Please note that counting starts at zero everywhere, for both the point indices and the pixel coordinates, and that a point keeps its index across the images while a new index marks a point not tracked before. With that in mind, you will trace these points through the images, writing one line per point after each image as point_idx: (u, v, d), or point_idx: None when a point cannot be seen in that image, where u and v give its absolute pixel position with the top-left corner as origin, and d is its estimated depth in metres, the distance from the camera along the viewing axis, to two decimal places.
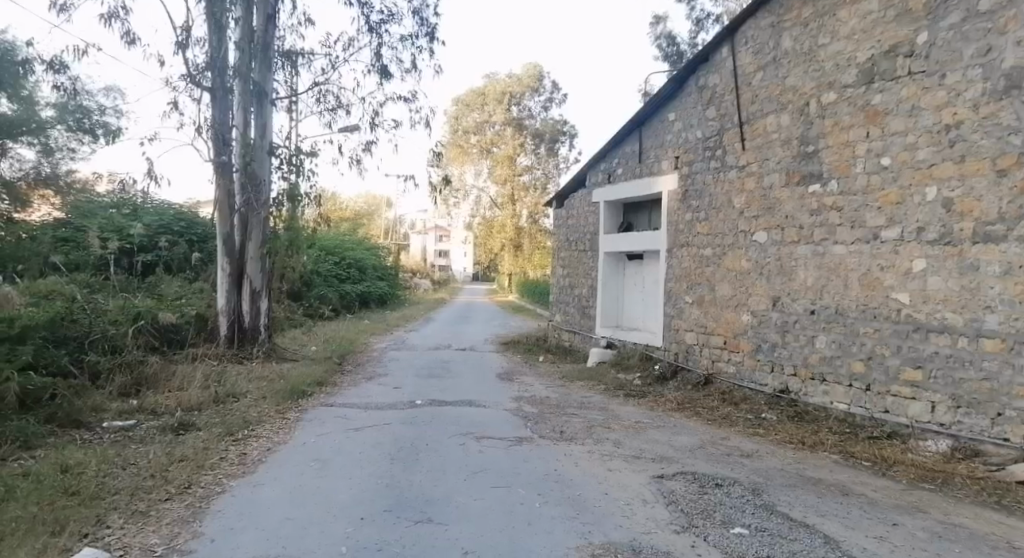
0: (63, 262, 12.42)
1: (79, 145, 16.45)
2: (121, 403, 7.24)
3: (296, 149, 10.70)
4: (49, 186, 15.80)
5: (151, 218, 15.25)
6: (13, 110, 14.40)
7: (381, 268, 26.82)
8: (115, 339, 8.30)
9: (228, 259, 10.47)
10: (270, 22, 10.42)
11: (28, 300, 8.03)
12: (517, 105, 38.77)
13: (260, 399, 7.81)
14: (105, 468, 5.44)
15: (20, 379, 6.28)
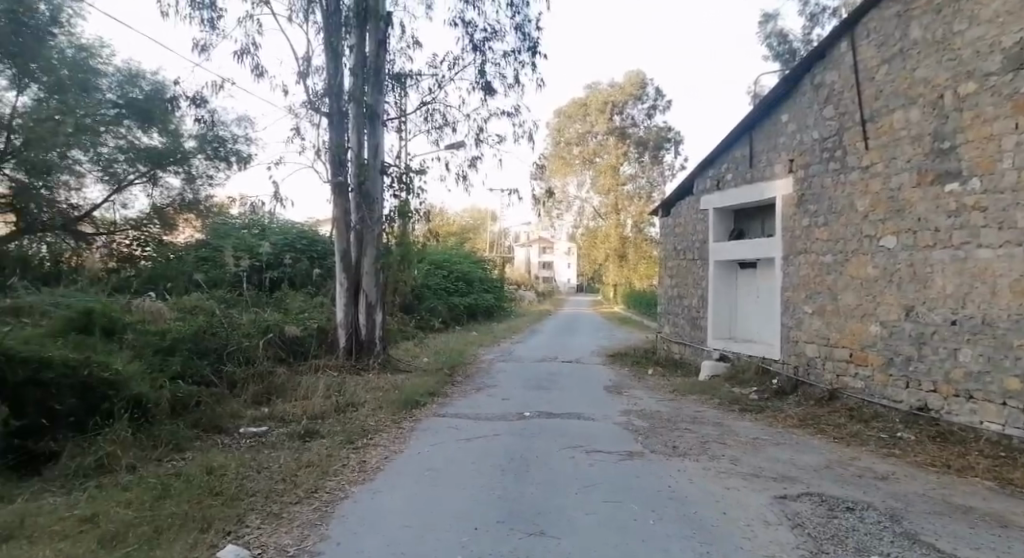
0: (204, 279, 13.75)
1: (217, 172, 19.56)
2: (255, 411, 7.81)
3: (406, 168, 11.14)
4: (192, 211, 19.03)
5: (277, 235, 16.40)
6: (164, 143, 17.81)
7: (488, 281, 27.33)
8: (248, 350, 8.98)
9: (346, 274, 11.02)
10: (380, 48, 10.82)
11: (174, 314, 8.88)
12: (619, 113, 38.44)
13: (377, 408, 8.16)
14: (243, 471, 5.88)
15: (171, 387, 7.05)
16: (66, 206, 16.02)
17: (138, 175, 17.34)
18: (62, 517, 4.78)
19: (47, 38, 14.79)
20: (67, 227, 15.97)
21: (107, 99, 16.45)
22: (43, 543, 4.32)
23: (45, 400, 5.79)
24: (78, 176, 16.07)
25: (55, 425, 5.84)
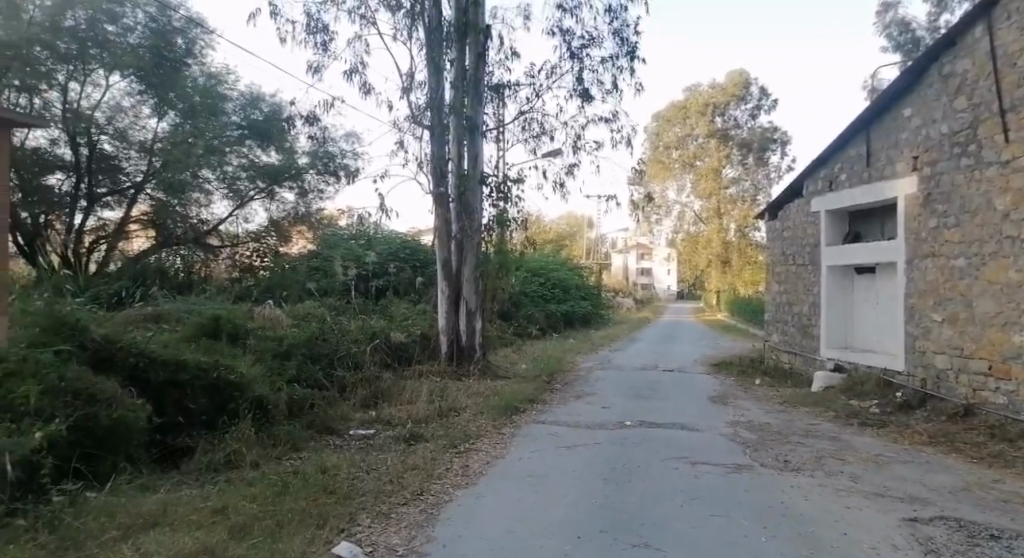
0: (315, 287, 14.66)
1: (326, 186, 21.32)
2: (363, 414, 8.14)
3: (504, 177, 11.31)
4: (304, 223, 20.84)
5: (382, 245, 17.10)
6: (280, 160, 19.83)
7: (584, 288, 27.27)
8: (356, 355, 9.41)
9: (447, 282, 11.31)
10: (480, 60, 11.09)
11: (291, 321, 9.47)
12: (721, 115, 37.44)
13: (478, 414, 8.30)
14: (354, 471, 6.14)
15: (288, 390, 7.51)
16: (197, 221, 18.24)
17: (257, 191, 19.51)
18: (197, 508, 5.18)
19: (183, 68, 17.45)
20: (198, 241, 18.12)
21: (232, 122, 18.79)
22: (182, 531, 4.69)
23: (180, 400, 6.39)
24: (208, 193, 18.46)
25: (190, 423, 6.41)
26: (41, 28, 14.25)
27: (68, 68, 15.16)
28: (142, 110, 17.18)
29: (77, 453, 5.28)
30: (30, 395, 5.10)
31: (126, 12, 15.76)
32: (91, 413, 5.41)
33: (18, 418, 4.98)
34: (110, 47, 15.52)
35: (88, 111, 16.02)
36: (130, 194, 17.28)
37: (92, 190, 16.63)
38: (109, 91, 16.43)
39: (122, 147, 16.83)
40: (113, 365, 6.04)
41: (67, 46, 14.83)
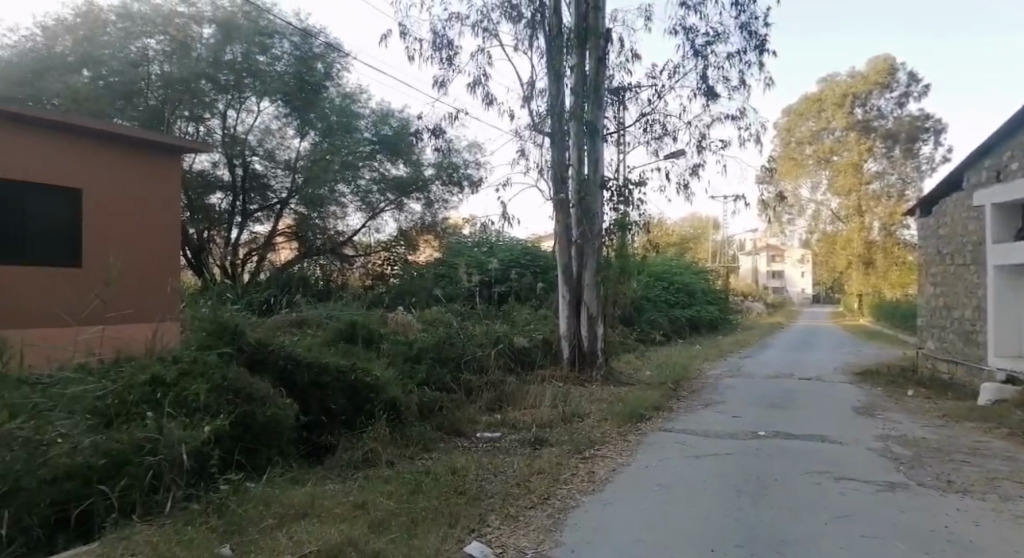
0: (442, 294, 15.43)
1: (451, 196, 22.17)
2: (489, 417, 8.32)
3: (625, 181, 11.21)
4: (430, 233, 22.06)
5: (504, 252, 17.46)
6: (407, 172, 20.99)
7: (710, 293, 26.39)
8: (481, 359, 9.69)
9: (568, 288, 11.41)
10: (601, 64, 10.90)
11: (421, 326, 10.09)
12: (862, 105, 34.72)
13: (603, 420, 8.23)
14: (481, 473, 6.30)
15: (418, 393, 7.87)
16: (334, 232, 20.35)
17: (388, 203, 20.85)
18: (341, 502, 5.52)
19: (323, 91, 19.21)
20: (336, 251, 20.48)
21: (365, 138, 19.96)
22: (329, 522, 5.02)
23: (323, 399, 6.88)
24: (343, 206, 20.22)
25: (332, 422, 6.88)
26: (206, 63, 17.21)
27: (227, 97, 17.87)
28: (287, 130, 19.23)
29: (238, 447, 5.93)
30: (200, 392, 5.83)
31: (274, 43, 18.21)
32: (249, 410, 6.05)
33: (192, 413, 5.74)
34: (261, 76, 17.95)
35: (243, 135, 18.49)
36: (277, 208, 19.49)
37: (247, 206, 19.12)
38: (260, 116, 18.74)
39: (270, 167, 19.20)
40: (266, 366, 6.68)
41: (227, 77, 17.58)
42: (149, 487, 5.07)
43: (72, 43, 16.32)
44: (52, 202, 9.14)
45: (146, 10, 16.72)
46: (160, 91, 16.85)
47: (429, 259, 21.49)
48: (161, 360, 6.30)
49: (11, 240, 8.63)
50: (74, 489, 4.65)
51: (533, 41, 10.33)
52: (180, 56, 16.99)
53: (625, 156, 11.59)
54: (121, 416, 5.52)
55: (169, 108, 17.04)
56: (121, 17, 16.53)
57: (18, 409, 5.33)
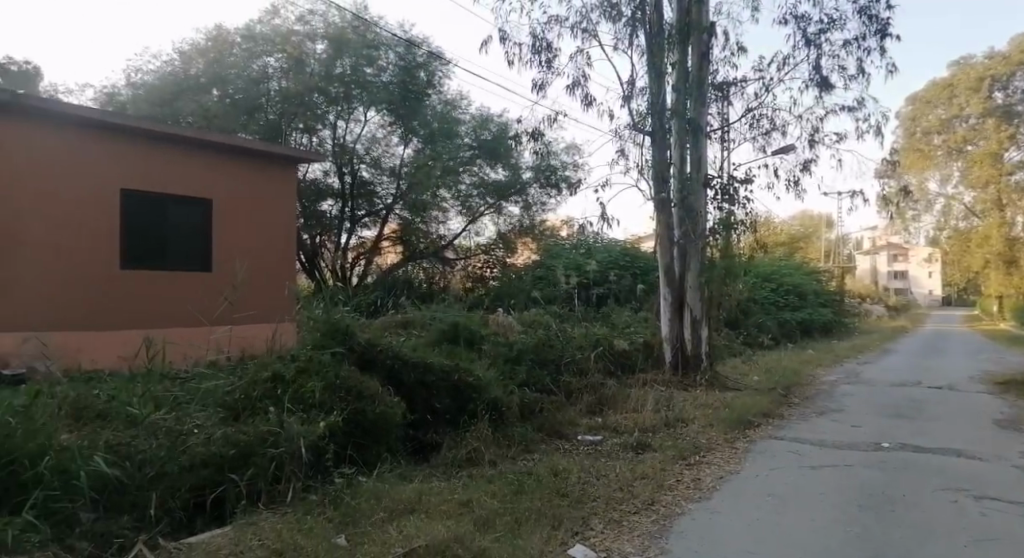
0: (540, 296, 15.61)
1: (549, 198, 22.44)
2: (590, 420, 8.27)
3: (730, 178, 10.84)
4: (529, 235, 22.25)
5: (602, 253, 17.37)
6: (506, 175, 21.31)
7: (823, 295, 25.04)
8: (581, 362, 9.65)
9: (670, 290, 11.19)
10: (704, 58, 10.78)
11: (521, 328, 10.21)
12: (1002, 86, 28.58)
13: (708, 426, 7.98)
14: (584, 476, 6.24)
15: (519, 394, 7.97)
16: (437, 237, 20.78)
17: (487, 206, 21.16)
18: (446, 499, 5.66)
19: (425, 99, 19.95)
20: (438, 255, 21.00)
21: (465, 143, 20.50)
22: (436, 518, 5.16)
23: (428, 398, 7.11)
24: (444, 210, 20.61)
25: (437, 421, 7.10)
26: (318, 77, 18.43)
27: (336, 108, 18.89)
28: (391, 139, 19.99)
29: (350, 442, 6.23)
30: (315, 389, 6.16)
31: (380, 54, 19.16)
32: (359, 408, 6.32)
33: (308, 409, 6.07)
34: (368, 87, 18.87)
35: (351, 145, 19.36)
36: (383, 214, 20.19)
37: (355, 213, 19.88)
38: (367, 125, 19.62)
39: (376, 174, 19.86)
40: (375, 365, 6.94)
41: (337, 89, 18.63)
42: (272, 476, 5.47)
43: (203, 65, 18.42)
44: (188, 212, 9.98)
45: (267, 30, 18.50)
46: (278, 105, 18.25)
47: (527, 262, 22.02)
48: (281, 358, 6.67)
49: (151, 248, 9.49)
50: (208, 476, 5.09)
51: (634, 39, 10.13)
52: (296, 71, 18.27)
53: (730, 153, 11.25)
54: (247, 410, 5.94)
55: (286, 121, 18.41)
56: (245, 38, 18.42)
57: (161, 401, 5.92)
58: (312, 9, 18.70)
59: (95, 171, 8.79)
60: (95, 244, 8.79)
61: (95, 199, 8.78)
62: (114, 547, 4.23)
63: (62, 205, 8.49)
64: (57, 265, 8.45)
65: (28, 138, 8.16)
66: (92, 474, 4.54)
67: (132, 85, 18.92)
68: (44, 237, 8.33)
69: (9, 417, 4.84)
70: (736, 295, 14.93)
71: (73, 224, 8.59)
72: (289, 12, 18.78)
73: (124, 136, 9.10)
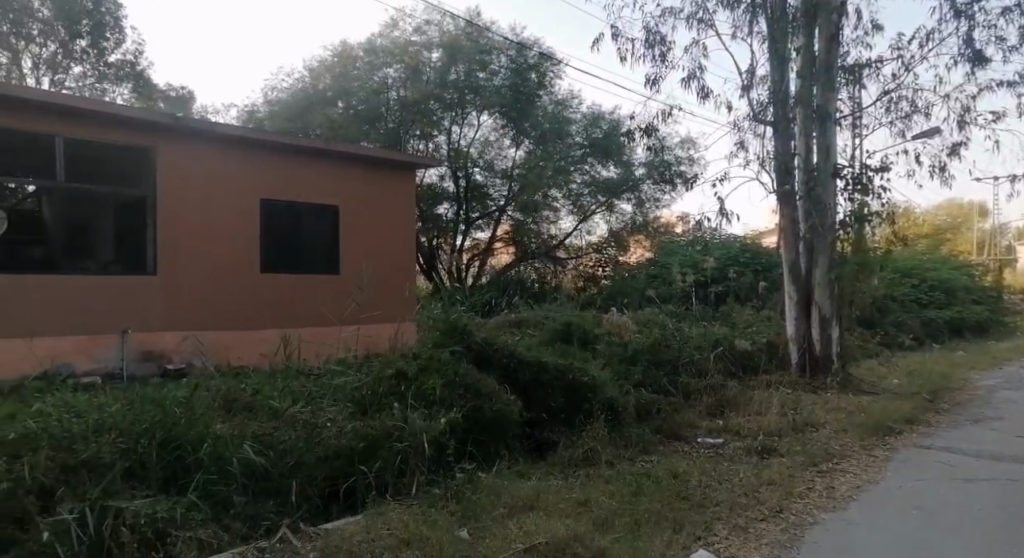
0: (655, 295, 15.35)
1: (662, 195, 22.25)
2: (710, 422, 8.01)
3: (863, 167, 10.09)
4: (642, 233, 22.33)
5: (720, 250, 16.86)
6: (618, 173, 21.26)
7: (976, 291, 22.78)
8: (700, 363, 9.36)
9: (796, 287, 10.74)
10: (833, 41, 10.06)
11: (636, 327, 10.10)
12: None
13: (842, 432, 7.50)
14: (705, 480, 6.02)
15: (635, 395, 7.89)
16: (548, 237, 21.04)
17: (599, 205, 21.14)
18: (564, 498, 5.67)
19: (536, 100, 20.16)
20: (550, 254, 21.20)
21: (576, 142, 20.60)
22: (554, 516, 5.18)
23: (544, 397, 7.17)
24: (556, 210, 20.78)
25: (553, 420, 7.14)
26: (434, 84, 19.21)
27: (451, 114, 19.51)
28: (504, 141, 20.32)
29: (470, 439, 6.41)
30: (435, 387, 6.39)
31: (492, 59, 19.69)
32: (478, 405, 6.48)
33: (430, 405, 6.31)
34: (481, 91, 19.39)
35: (465, 148, 19.82)
36: (496, 216, 20.50)
37: (469, 217, 20.30)
38: (480, 128, 20.05)
39: (489, 177, 20.13)
40: (492, 364, 7.09)
41: (451, 95, 19.29)
42: (398, 470, 5.71)
43: (330, 80, 19.77)
44: (319, 221, 10.68)
45: (386, 43, 19.63)
46: (397, 113, 19.21)
47: (639, 261, 22.15)
48: (404, 356, 6.96)
49: (287, 254, 10.24)
50: (341, 467, 5.44)
51: (755, 25, 9.75)
52: (414, 80, 19.24)
53: (863, 141, 10.52)
54: (373, 405, 6.27)
55: (404, 129, 19.28)
56: (367, 52, 19.63)
57: (299, 395, 6.38)
58: (428, 19, 19.59)
59: (237, 184, 9.59)
60: (241, 252, 9.62)
61: (239, 212, 9.61)
62: (262, 528, 4.71)
63: (213, 218, 9.35)
64: (210, 273, 9.33)
65: (184, 157, 9.03)
66: (242, 462, 5.03)
67: (269, 102, 20.64)
68: (199, 247, 9.21)
69: (176, 407, 5.39)
70: (870, 292, 13.97)
71: (221, 234, 9.43)
72: (407, 24, 19.79)
73: (261, 150, 9.85)
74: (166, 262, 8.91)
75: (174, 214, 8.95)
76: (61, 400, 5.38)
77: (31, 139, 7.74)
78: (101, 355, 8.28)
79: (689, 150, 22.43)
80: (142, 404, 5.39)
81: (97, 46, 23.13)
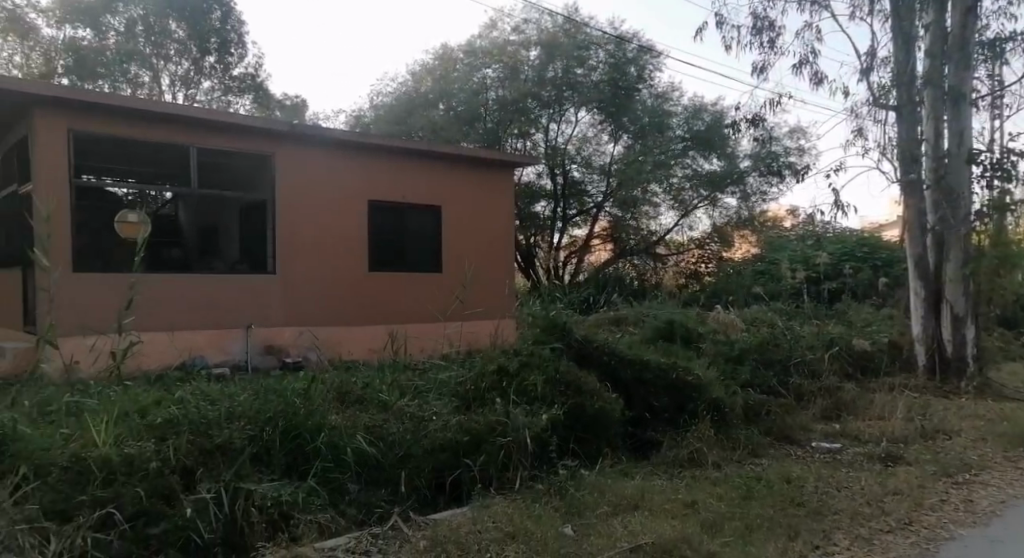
0: (763, 292, 14.80)
1: (769, 188, 21.26)
2: (826, 425, 7.63)
3: (1005, 151, 9.20)
4: (747, 227, 21.70)
5: (834, 245, 16.08)
6: (720, 166, 20.49)
7: None
8: (813, 363, 8.93)
9: (923, 284, 10.02)
10: (970, 15, 9.32)
11: (744, 326, 9.79)
12: None
13: (980, 441, 6.91)
14: (822, 486, 5.73)
15: (743, 395, 7.63)
16: (648, 232, 20.69)
17: (702, 200, 20.58)
18: (670, 499, 5.55)
19: (635, 94, 19.90)
20: (649, 251, 20.84)
21: (677, 135, 20.11)
22: (660, 517, 5.08)
23: (647, 396, 7.07)
24: (656, 205, 20.43)
25: (656, 419, 7.02)
26: (532, 83, 19.37)
27: (549, 111, 19.64)
28: (603, 137, 20.19)
29: (572, 436, 6.40)
30: (537, 383, 6.44)
31: (590, 54, 19.66)
32: (580, 402, 6.45)
33: (532, 401, 6.37)
34: (579, 87, 19.40)
35: (563, 145, 19.88)
36: (592, 212, 20.43)
37: (567, 213, 20.32)
38: (578, 125, 20.05)
39: (587, 173, 20.13)
40: (593, 362, 7.04)
41: (549, 93, 19.38)
42: (501, 464, 5.79)
43: (431, 84, 20.49)
44: (423, 220, 11.03)
45: (486, 44, 20.21)
46: (496, 113, 19.53)
47: (745, 257, 21.48)
48: (505, 352, 7.06)
49: (394, 253, 10.66)
50: (446, 460, 5.60)
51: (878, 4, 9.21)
52: (511, 79, 19.55)
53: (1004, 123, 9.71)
54: (476, 400, 6.40)
55: (502, 127, 19.59)
56: (467, 54, 20.28)
57: (406, 389, 6.62)
58: (526, 18, 20.01)
59: (348, 186, 10.08)
60: (352, 252, 10.10)
61: (350, 213, 10.10)
62: (375, 516, 4.92)
63: (328, 219, 9.87)
64: (325, 271, 9.85)
65: (301, 161, 9.60)
66: (356, 452, 5.28)
67: (374, 106, 21.78)
68: (315, 247, 9.76)
69: (296, 397, 5.71)
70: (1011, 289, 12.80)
71: (334, 234, 9.93)
72: (505, 23, 20.27)
73: (370, 154, 10.30)
74: (285, 261, 9.49)
75: (292, 216, 9.53)
76: (198, 389, 5.84)
77: (169, 150, 8.51)
78: (228, 348, 8.89)
79: (799, 140, 21.39)
80: (266, 395, 5.74)
81: (224, 61, 25.09)
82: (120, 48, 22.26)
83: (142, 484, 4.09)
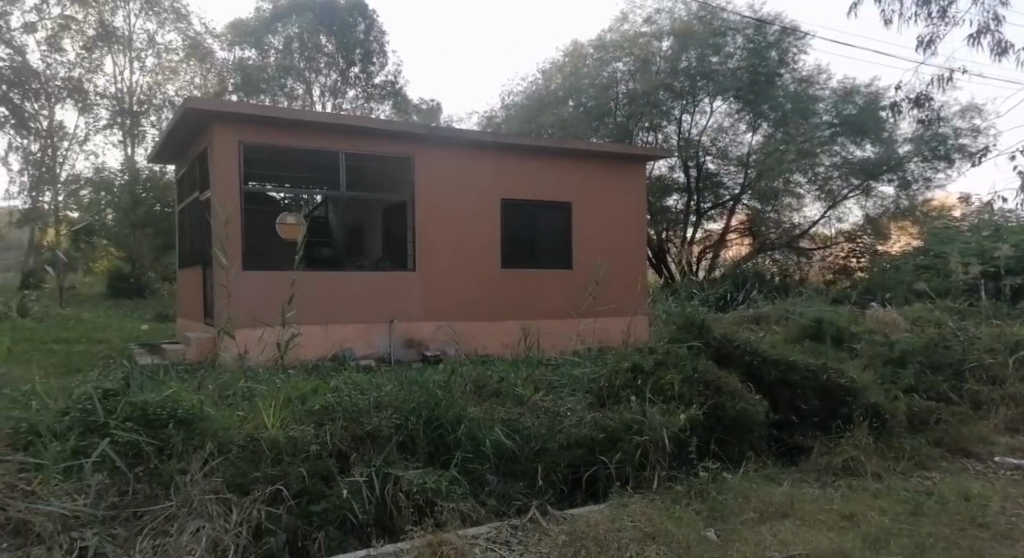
0: (927, 288, 13.50)
1: (935, 172, 19.40)
2: (1010, 439, 6.82)
3: None
4: (907, 218, 19.81)
5: (1018, 236, 14.07)
6: (876, 152, 18.91)
7: None
8: (992, 369, 8.00)
9: None
10: None
11: (907, 325, 8.99)
12: None
13: None
14: (1011, 507, 5.08)
15: (906, 401, 7.00)
16: (792, 225, 19.62)
17: (853, 189, 19.19)
18: (825, 509, 5.17)
19: (777, 79, 18.82)
20: (791, 245, 19.91)
21: (825, 121, 18.84)
22: (815, 528, 4.75)
23: (794, 399, 6.61)
24: (801, 196, 19.27)
25: (804, 424, 6.56)
26: (664, 74, 18.93)
27: (682, 102, 19.14)
28: (739, 126, 19.46)
29: (713, 438, 6.13)
30: (674, 381, 6.25)
31: (727, 41, 18.88)
32: (719, 403, 6.14)
33: (668, 400, 6.18)
34: (714, 76, 18.72)
35: (696, 137, 19.45)
36: (729, 205, 19.85)
37: (701, 206, 19.95)
38: (713, 116, 19.44)
39: (723, 164, 19.52)
40: (734, 361, 6.73)
41: (682, 83, 18.88)
42: (638, 463, 5.69)
43: (561, 81, 20.70)
44: (553, 216, 11.08)
45: (617, 37, 20.03)
46: (626, 107, 19.30)
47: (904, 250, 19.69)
48: (640, 349, 6.94)
49: (525, 249, 10.82)
50: (583, 455, 5.56)
51: None
52: (642, 72, 19.18)
53: None
54: (611, 398, 6.34)
55: (633, 121, 19.29)
56: (598, 48, 20.19)
57: (541, 384, 6.69)
58: (659, 8, 19.63)
59: (481, 184, 10.35)
60: (485, 249, 10.38)
61: (484, 211, 10.36)
62: (514, 507, 5.04)
63: (463, 217, 10.19)
64: (461, 268, 10.18)
65: (438, 162, 9.98)
66: (494, 443, 5.36)
67: (506, 106, 22.43)
68: (452, 245, 10.11)
69: (437, 389, 5.92)
70: None
71: (469, 232, 10.23)
72: (637, 15, 19.98)
73: (503, 154, 10.52)
74: (425, 258, 9.91)
75: (430, 215, 9.94)
76: (351, 379, 6.23)
77: (320, 155, 9.17)
78: (374, 341, 9.51)
79: (973, 120, 19.12)
80: (410, 386, 5.97)
81: (367, 71, 26.70)
82: (279, 64, 24.84)
83: (304, 464, 4.44)
